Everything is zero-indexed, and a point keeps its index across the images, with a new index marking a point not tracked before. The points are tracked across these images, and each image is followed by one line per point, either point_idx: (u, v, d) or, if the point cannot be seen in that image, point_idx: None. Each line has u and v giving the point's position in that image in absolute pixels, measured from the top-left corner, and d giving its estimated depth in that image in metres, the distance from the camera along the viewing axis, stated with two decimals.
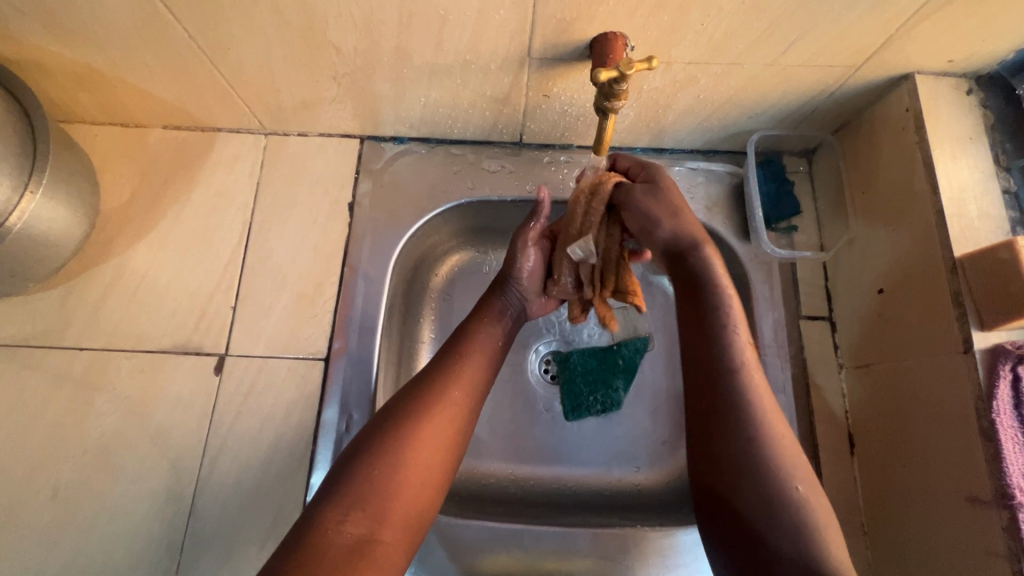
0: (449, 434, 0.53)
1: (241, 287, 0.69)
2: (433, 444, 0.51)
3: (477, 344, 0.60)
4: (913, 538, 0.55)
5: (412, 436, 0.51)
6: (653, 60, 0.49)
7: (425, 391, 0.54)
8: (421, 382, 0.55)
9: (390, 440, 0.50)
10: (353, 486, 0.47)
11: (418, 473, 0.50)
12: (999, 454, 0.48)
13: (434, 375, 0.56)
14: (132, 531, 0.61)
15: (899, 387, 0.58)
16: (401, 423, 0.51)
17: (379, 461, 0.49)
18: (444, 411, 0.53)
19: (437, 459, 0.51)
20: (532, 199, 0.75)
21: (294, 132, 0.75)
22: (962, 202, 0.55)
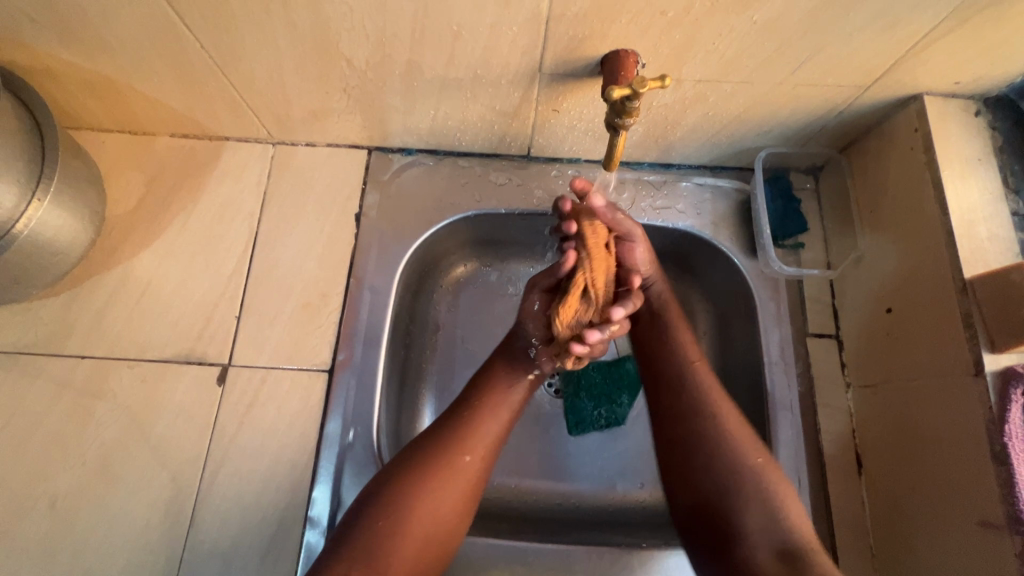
0: (461, 490, 0.55)
1: (246, 297, 0.69)
2: (442, 505, 0.53)
3: (496, 392, 0.60)
4: (923, 561, 0.54)
5: (420, 495, 0.53)
6: (666, 80, 0.49)
7: (439, 444, 0.56)
8: (437, 435, 0.56)
9: (398, 499, 0.52)
10: (362, 539, 0.50)
11: (423, 533, 0.52)
12: (1011, 478, 0.47)
13: (450, 426, 0.57)
14: (130, 544, 0.60)
15: (907, 408, 0.58)
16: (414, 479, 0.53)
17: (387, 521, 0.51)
18: (458, 470, 0.55)
19: (444, 516, 0.54)
20: (539, 212, 0.75)
21: (302, 142, 0.75)
22: (972, 223, 0.55)
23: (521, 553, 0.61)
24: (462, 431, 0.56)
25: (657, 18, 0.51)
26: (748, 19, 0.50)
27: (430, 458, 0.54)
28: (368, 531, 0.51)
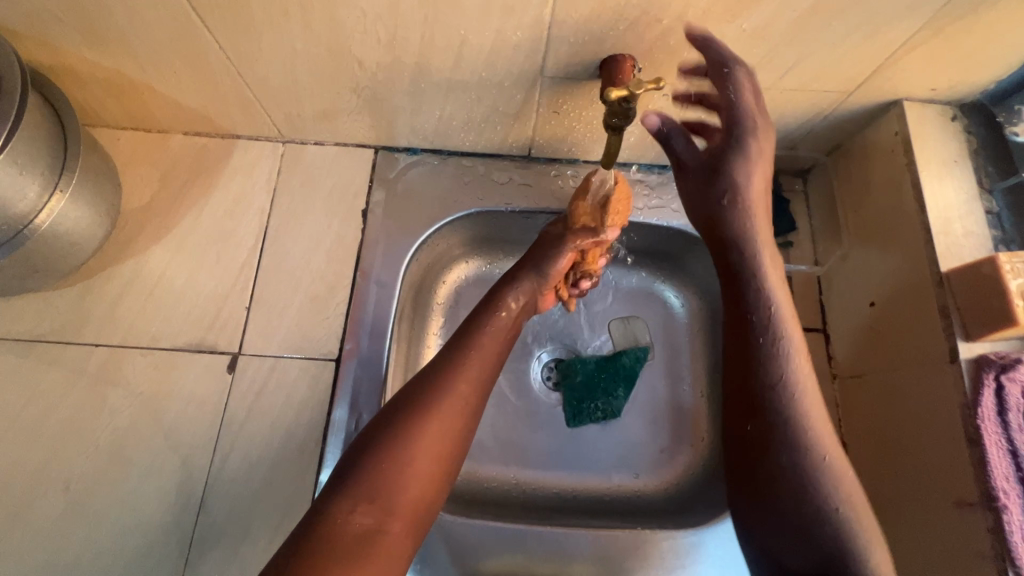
0: (454, 425, 0.55)
1: (256, 288, 0.71)
2: (438, 434, 0.53)
3: (481, 337, 0.62)
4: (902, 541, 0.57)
5: (415, 431, 0.52)
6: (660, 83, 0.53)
7: (428, 382, 0.56)
8: (424, 375, 0.57)
9: (393, 438, 0.52)
10: (363, 480, 0.49)
11: (425, 464, 0.52)
12: (984, 458, 0.50)
13: (437, 368, 0.58)
14: (142, 524, 0.62)
15: (889, 396, 0.61)
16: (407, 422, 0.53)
17: (386, 462, 0.51)
18: (445, 407, 0.55)
19: (442, 448, 0.53)
20: (539, 210, 0.78)
21: (312, 141, 0.78)
22: (949, 221, 0.58)
23: (519, 536, 0.63)
24: (446, 371, 0.57)
25: (652, 26, 0.54)
26: (738, 28, 0.54)
27: (417, 398, 0.55)
28: (365, 473, 0.50)
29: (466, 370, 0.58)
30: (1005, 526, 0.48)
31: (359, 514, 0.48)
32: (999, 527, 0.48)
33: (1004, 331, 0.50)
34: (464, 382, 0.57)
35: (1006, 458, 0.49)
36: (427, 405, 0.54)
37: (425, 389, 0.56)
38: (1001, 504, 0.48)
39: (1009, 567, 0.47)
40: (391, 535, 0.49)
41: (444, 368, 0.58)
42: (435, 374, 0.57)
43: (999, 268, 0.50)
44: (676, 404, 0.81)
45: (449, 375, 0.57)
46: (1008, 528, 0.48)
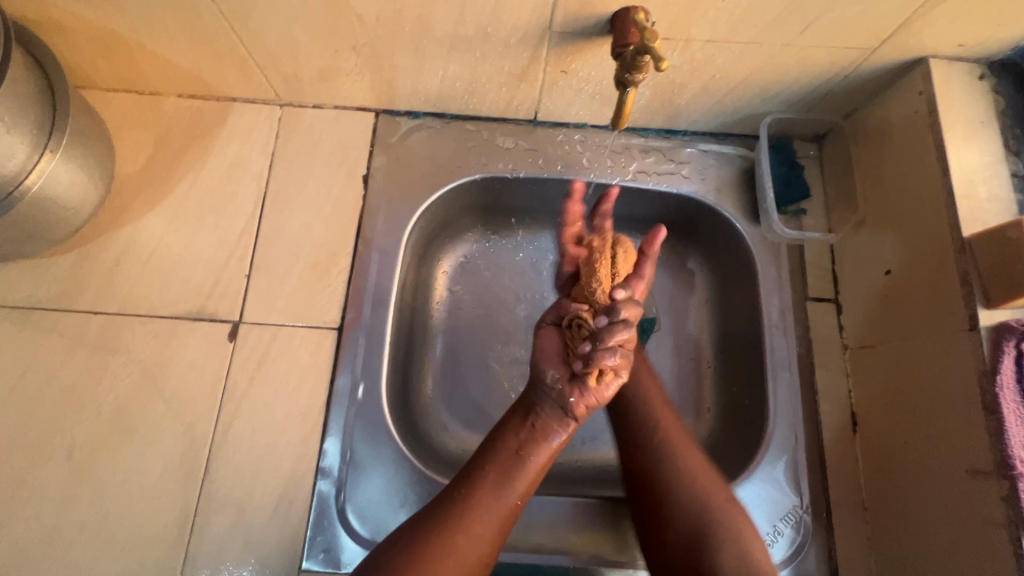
0: (462, 571, 0.52)
1: (256, 256, 0.70)
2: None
3: (495, 478, 0.56)
4: (914, 510, 0.56)
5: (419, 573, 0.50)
6: (662, 63, 0.48)
7: (434, 524, 0.53)
8: (432, 514, 0.54)
9: (405, 571, 0.50)
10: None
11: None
12: (1000, 426, 0.49)
13: (451, 510, 0.54)
14: (142, 494, 0.60)
15: (903, 365, 0.60)
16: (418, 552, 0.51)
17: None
18: (459, 541, 0.52)
19: None
20: (545, 177, 0.76)
21: (310, 104, 0.75)
22: (973, 184, 0.56)
23: (523, 507, 0.62)
24: (464, 511, 0.54)
25: None
26: None
27: (434, 527, 0.53)
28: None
29: (493, 510, 0.55)
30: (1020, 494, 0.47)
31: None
32: (1014, 495, 0.47)
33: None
34: (479, 522, 0.54)
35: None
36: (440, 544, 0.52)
37: (439, 516, 0.54)
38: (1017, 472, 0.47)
39: None
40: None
41: (467, 503, 0.55)
42: (458, 503, 0.54)
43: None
44: None
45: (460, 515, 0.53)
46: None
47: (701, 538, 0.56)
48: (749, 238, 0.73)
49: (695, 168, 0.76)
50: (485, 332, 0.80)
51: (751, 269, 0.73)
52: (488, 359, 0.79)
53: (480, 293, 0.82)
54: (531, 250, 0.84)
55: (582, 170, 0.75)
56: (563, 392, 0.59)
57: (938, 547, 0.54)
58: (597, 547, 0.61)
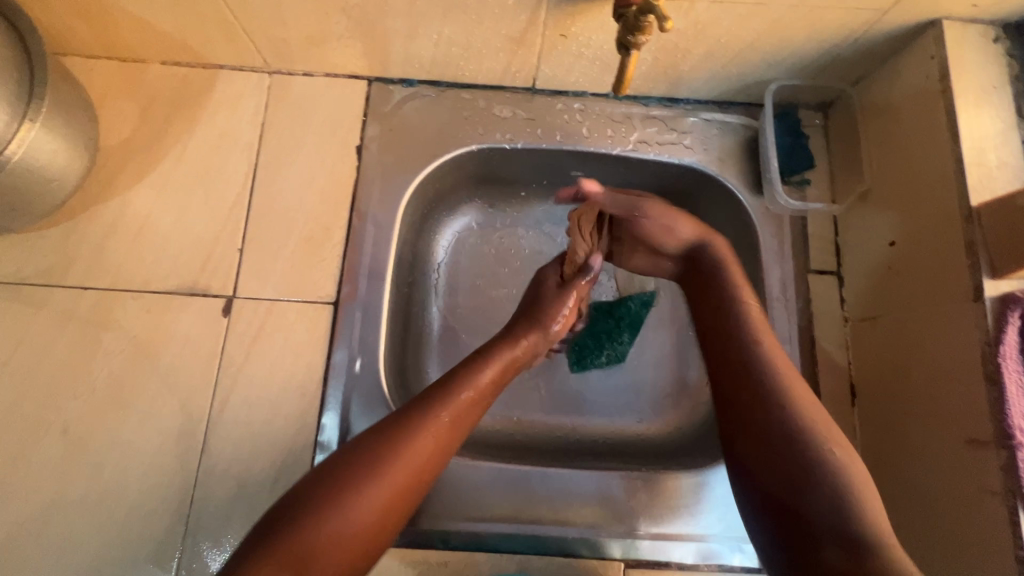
0: (382, 516, 0.48)
1: (248, 230, 0.68)
2: (358, 520, 0.46)
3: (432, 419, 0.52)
4: (910, 478, 0.57)
5: (332, 499, 0.46)
6: (667, 21, 0.46)
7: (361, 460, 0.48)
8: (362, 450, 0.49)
9: (318, 500, 0.46)
10: (280, 546, 0.43)
11: (341, 528, 0.45)
12: (1002, 396, 0.48)
13: (381, 444, 0.50)
14: (142, 469, 0.60)
15: (904, 337, 0.59)
16: (330, 495, 0.46)
17: (291, 530, 0.44)
18: (377, 482, 0.48)
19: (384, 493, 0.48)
20: (543, 147, 0.74)
21: (300, 72, 0.73)
22: (982, 151, 0.55)
23: (523, 477, 0.63)
24: (388, 449, 0.49)
25: None
26: None
27: (352, 471, 0.48)
28: (274, 540, 0.44)
29: (413, 449, 0.50)
30: (1019, 464, 0.47)
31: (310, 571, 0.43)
32: (1012, 465, 0.47)
33: None
34: (395, 466, 0.49)
35: None
36: (356, 485, 0.47)
37: (355, 457, 0.49)
38: (1017, 441, 0.47)
39: (1019, 503, 0.46)
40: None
41: (392, 442, 0.50)
42: (378, 441, 0.50)
43: None
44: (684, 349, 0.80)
45: (372, 463, 0.48)
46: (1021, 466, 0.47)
47: (837, 511, 0.46)
48: (751, 210, 0.72)
49: (697, 138, 0.74)
50: (490, 311, 0.79)
51: (752, 241, 0.72)
52: (485, 332, 0.78)
53: (484, 272, 0.80)
54: (530, 223, 0.82)
55: (581, 139, 0.73)
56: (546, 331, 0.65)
57: (933, 515, 0.54)
58: (595, 517, 0.62)
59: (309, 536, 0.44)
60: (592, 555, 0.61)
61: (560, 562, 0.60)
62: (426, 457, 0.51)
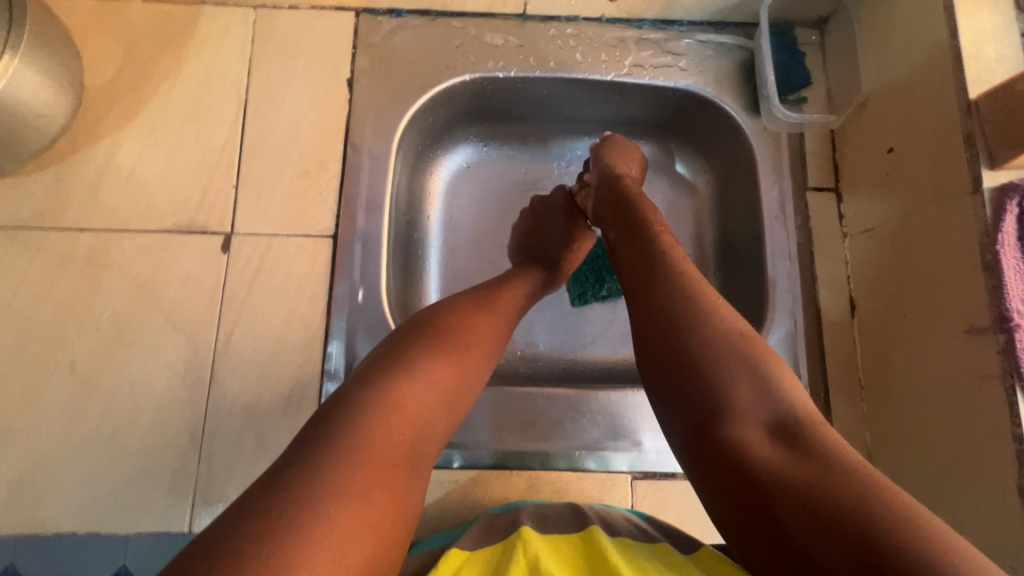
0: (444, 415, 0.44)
1: (241, 166, 0.67)
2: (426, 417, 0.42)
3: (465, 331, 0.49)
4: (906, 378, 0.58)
5: (380, 404, 0.41)
6: None
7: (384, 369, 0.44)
8: (382, 358, 0.45)
9: (355, 401, 0.41)
10: (354, 449, 0.38)
11: (410, 424, 0.41)
12: (1000, 283, 0.49)
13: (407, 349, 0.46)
14: (151, 403, 0.61)
15: (903, 242, 0.59)
16: (383, 403, 0.41)
17: (327, 450, 0.37)
18: (418, 382, 0.43)
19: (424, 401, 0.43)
20: (537, 74, 0.73)
21: (285, 5, 0.71)
22: (981, 45, 0.54)
23: (528, 396, 0.63)
24: (402, 356, 0.45)
25: None
26: None
27: (401, 369, 0.43)
28: (336, 452, 0.37)
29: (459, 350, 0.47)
30: (1017, 346, 0.47)
31: (363, 507, 0.35)
32: (1010, 347, 0.48)
33: None
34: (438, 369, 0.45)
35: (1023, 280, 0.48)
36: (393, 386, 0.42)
37: (398, 360, 0.44)
38: (1014, 324, 0.47)
39: (1017, 383, 0.47)
40: (395, 488, 0.38)
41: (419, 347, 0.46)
42: (425, 342, 0.46)
43: None
44: None
45: (414, 367, 0.44)
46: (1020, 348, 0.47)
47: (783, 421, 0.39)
48: (748, 130, 0.72)
49: (693, 60, 0.73)
50: (494, 248, 0.78)
51: (750, 161, 0.72)
52: (488, 269, 0.78)
53: (491, 215, 0.80)
54: (525, 158, 0.82)
55: (575, 64, 0.72)
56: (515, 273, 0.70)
57: (933, 411, 0.55)
58: (603, 432, 0.63)
59: (370, 430, 0.39)
60: (600, 469, 0.62)
61: (568, 477, 0.61)
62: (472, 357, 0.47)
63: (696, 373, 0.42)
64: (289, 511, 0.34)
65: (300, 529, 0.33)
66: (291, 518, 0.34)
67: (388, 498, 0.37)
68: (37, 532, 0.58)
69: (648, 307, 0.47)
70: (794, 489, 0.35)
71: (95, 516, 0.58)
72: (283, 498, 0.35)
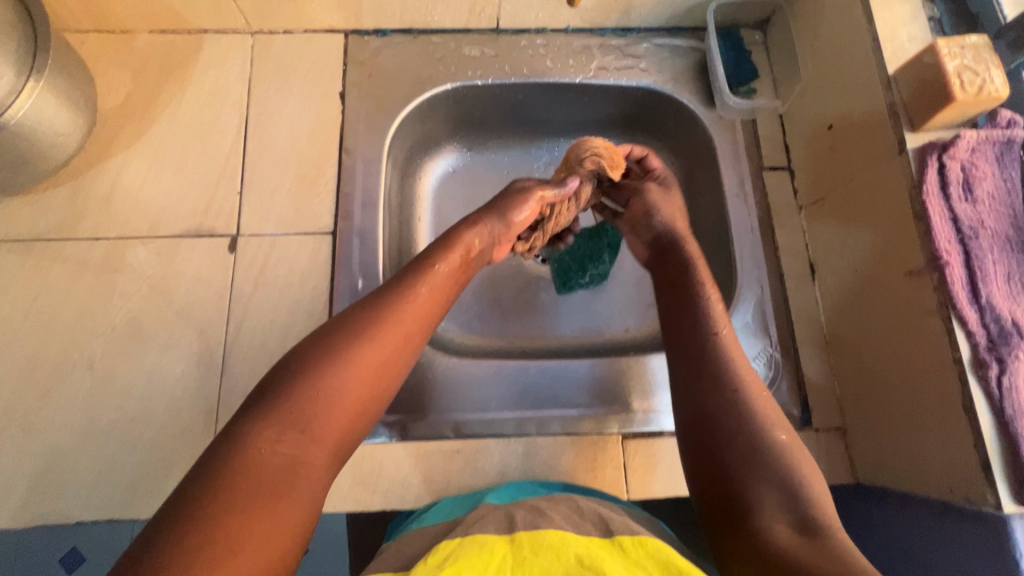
0: (339, 423, 0.45)
1: (245, 174, 0.73)
2: (316, 427, 0.43)
3: (406, 305, 0.52)
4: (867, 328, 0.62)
5: (267, 417, 0.42)
6: None
7: (329, 342, 0.47)
8: (331, 332, 0.48)
9: (296, 376, 0.45)
10: (237, 468, 0.40)
11: (296, 435, 0.42)
12: (929, 227, 0.55)
13: (346, 324, 0.49)
14: (166, 395, 0.65)
15: (848, 205, 0.66)
16: (264, 417, 0.42)
17: (250, 434, 0.41)
18: (312, 388, 0.44)
19: (365, 378, 0.47)
20: (513, 80, 0.80)
21: (280, 30, 0.78)
22: (895, 29, 0.62)
23: (523, 368, 0.68)
24: (348, 332, 0.48)
25: None
26: None
27: (300, 377, 0.45)
28: (225, 467, 0.40)
29: (368, 343, 0.48)
30: (949, 280, 0.53)
31: (245, 526, 0.37)
32: (943, 282, 0.53)
33: (944, 112, 0.55)
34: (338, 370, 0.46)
35: (949, 223, 0.55)
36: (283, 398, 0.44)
37: (301, 364, 0.45)
38: (945, 261, 0.53)
39: (952, 313, 0.53)
40: (270, 505, 0.39)
41: (361, 326, 0.49)
42: (337, 343, 0.47)
43: (938, 54, 0.55)
44: None
45: (311, 373, 0.45)
46: (952, 281, 0.53)
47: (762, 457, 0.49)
48: (706, 120, 0.79)
49: (651, 61, 0.81)
50: None
51: (710, 147, 0.79)
52: None
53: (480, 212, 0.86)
54: (507, 159, 0.89)
55: (547, 70, 0.80)
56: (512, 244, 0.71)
57: (887, 351, 0.61)
58: (593, 396, 0.68)
59: (262, 447, 0.41)
60: (592, 431, 0.66)
61: (563, 440, 0.65)
62: (379, 350, 0.48)
63: (732, 459, 0.50)
64: (197, 524, 0.36)
65: (187, 540, 0.36)
66: (178, 533, 0.36)
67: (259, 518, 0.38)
68: (61, 522, 0.60)
69: (704, 383, 0.54)
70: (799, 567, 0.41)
71: (118, 503, 0.61)
72: (184, 509, 0.37)
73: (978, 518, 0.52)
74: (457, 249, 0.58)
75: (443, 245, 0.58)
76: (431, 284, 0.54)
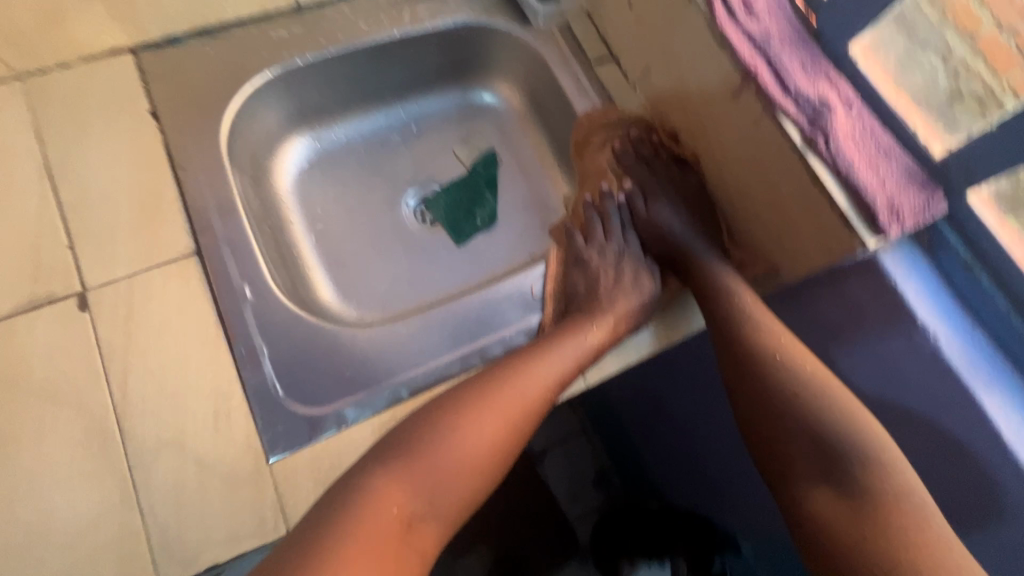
0: (450, 487, 0.59)
1: (71, 225, 0.64)
2: (432, 498, 0.58)
3: (491, 403, 0.61)
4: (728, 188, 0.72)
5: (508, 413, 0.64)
6: None
7: (384, 493, 0.55)
8: (361, 517, 0.54)
9: (332, 541, 0.51)
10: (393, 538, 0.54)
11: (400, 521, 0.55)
12: (733, 50, 0.63)
13: (368, 504, 0.54)
14: (64, 488, 0.55)
15: (669, 68, 0.74)
16: (562, 333, 0.68)
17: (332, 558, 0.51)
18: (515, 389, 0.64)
19: (470, 450, 0.60)
20: (330, 48, 0.78)
21: (54, 66, 0.69)
22: None
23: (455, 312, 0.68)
24: (376, 500, 0.55)
25: None
26: None
27: (461, 407, 0.60)
28: (393, 465, 0.57)
29: (484, 407, 0.61)
30: (763, 87, 0.61)
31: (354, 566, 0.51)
32: (758, 89, 0.62)
33: None
34: (580, 273, 0.76)
35: (744, 40, 0.62)
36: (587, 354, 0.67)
37: (370, 502, 0.54)
38: (753, 73, 0.62)
39: (778, 112, 0.61)
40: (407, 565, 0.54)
41: (422, 450, 0.58)
42: (379, 503, 0.55)
43: None
44: (536, 186, 0.92)
45: (700, 243, 0.76)
46: (766, 88, 0.61)
47: (868, 458, 0.59)
48: (527, 40, 0.84)
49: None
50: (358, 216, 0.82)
51: (546, 70, 0.85)
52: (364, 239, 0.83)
53: (354, 191, 0.88)
54: (359, 138, 0.89)
55: (360, 30, 0.79)
56: (585, 256, 0.77)
57: (742, 173, 0.69)
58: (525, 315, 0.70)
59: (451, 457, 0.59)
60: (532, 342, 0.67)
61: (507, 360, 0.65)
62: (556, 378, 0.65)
63: (834, 476, 0.60)
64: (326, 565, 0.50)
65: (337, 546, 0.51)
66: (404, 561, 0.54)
67: (411, 478, 0.57)
68: None
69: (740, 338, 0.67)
70: (819, 438, 0.61)
71: None
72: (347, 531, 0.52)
73: (857, 268, 0.61)
74: (524, 377, 0.63)
75: (490, 387, 0.62)
76: (523, 397, 0.63)
